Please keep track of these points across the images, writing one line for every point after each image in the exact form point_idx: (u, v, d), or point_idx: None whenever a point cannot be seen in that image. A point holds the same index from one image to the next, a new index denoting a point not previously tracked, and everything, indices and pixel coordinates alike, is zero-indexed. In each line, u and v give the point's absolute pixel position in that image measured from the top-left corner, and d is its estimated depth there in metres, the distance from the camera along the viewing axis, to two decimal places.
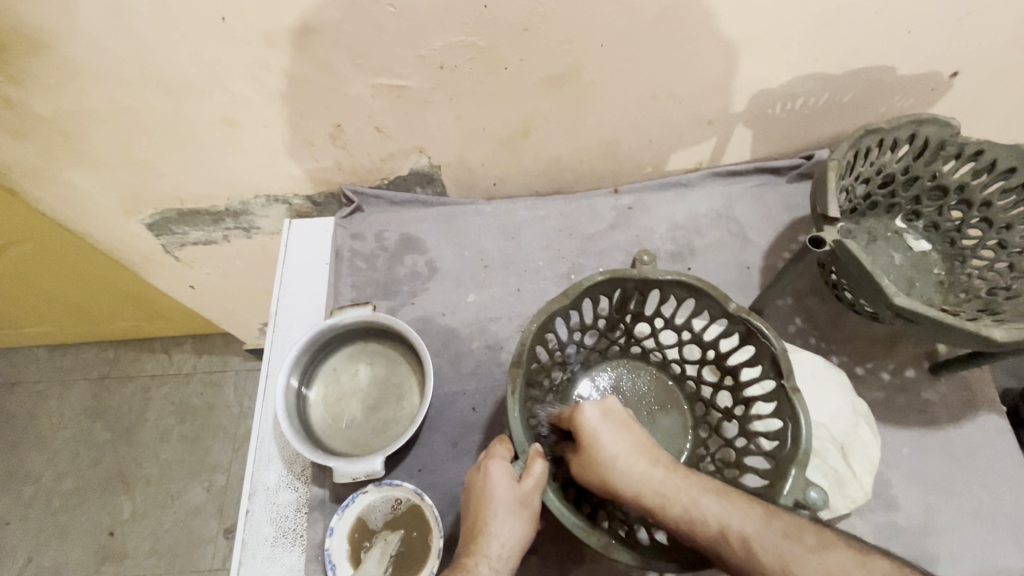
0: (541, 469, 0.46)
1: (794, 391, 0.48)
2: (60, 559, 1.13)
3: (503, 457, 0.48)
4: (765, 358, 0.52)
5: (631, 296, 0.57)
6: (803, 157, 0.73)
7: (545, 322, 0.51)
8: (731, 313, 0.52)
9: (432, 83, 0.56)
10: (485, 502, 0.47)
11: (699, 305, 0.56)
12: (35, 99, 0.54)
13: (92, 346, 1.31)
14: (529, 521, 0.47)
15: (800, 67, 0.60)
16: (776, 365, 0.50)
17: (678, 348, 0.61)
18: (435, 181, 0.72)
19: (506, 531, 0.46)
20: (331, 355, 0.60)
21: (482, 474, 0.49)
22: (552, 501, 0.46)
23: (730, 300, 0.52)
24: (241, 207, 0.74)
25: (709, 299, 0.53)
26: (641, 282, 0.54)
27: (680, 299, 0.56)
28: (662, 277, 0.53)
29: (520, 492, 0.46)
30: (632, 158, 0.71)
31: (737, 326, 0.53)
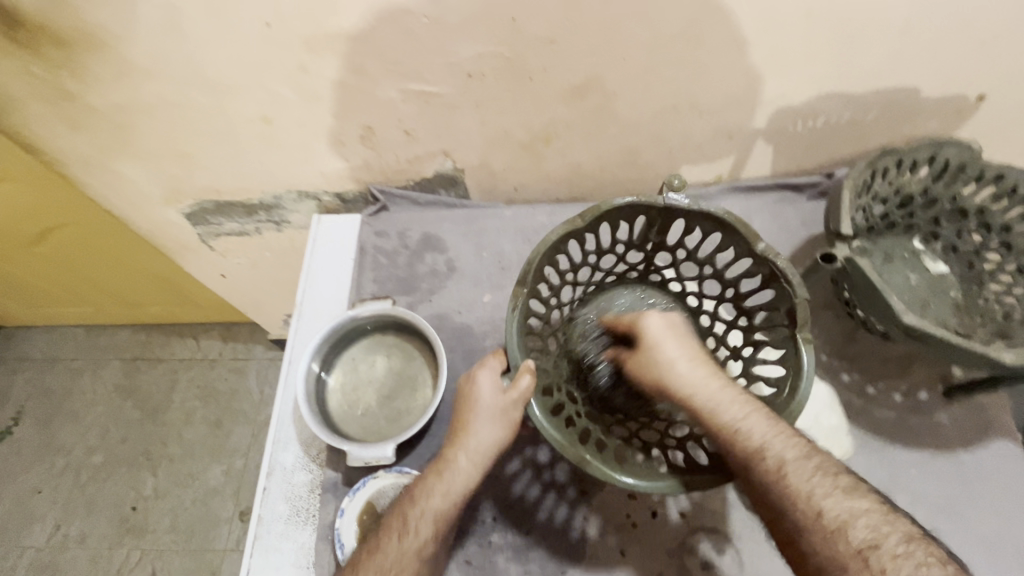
0: (527, 384, 0.47)
1: (804, 341, 0.49)
2: (86, 529, 1.18)
3: (494, 367, 0.50)
4: (783, 299, 0.52)
5: (653, 223, 0.58)
6: (824, 175, 0.73)
7: (553, 246, 0.51)
8: (758, 253, 0.52)
9: (459, 90, 0.59)
10: (469, 406, 0.50)
11: (725, 242, 0.56)
12: (94, 93, 0.58)
13: (126, 328, 1.38)
14: (508, 426, 0.49)
15: (822, 86, 0.60)
16: (791, 315, 0.51)
17: (698, 279, 0.63)
18: (459, 183, 0.74)
19: (484, 433, 0.49)
20: (351, 345, 0.63)
21: (471, 378, 0.51)
22: (536, 413, 0.47)
23: (759, 240, 0.52)
24: (273, 201, 0.78)
25: (733, 234, 0.54)
26: (665, 211, 0.55)
27: (705, 232, 0.57)
28: (685, 208, 0.53)
29: (505, 398, 0.48)
30: (651, 168, 0.73)
31: (761, 268, 0.54)
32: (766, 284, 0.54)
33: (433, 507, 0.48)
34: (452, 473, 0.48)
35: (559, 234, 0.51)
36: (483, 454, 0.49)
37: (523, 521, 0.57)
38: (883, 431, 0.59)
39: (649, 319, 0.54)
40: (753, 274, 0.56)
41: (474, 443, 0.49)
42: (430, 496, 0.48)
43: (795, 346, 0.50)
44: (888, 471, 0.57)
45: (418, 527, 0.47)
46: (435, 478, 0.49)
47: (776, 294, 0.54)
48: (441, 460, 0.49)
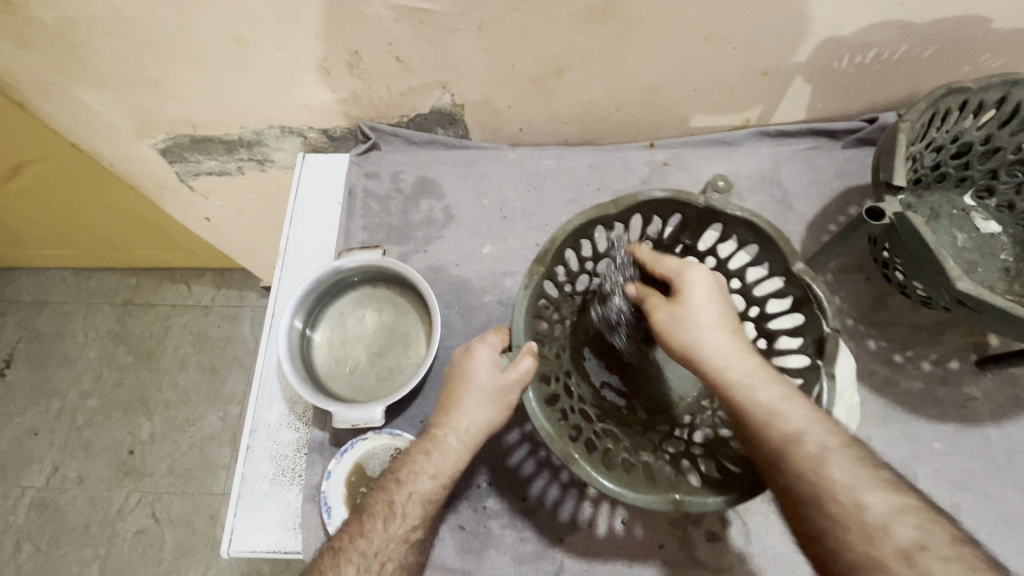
0: (528, 366, 0.44)
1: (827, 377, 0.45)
2: (85, 471, 1.19)
3: (492, 345, 0.47)
4: (810, 329, 0.48)
5: (688, 224, 0.54)
6: (865, 120, 0.65)
7: (579, 231, 0.49)
8: (794, 273, 0.47)
9: (459, 8, 0.51)
10: (465, 382, 0.47)
11: (760, 256, 0.51)
12: (37, 4, 0.50)
13: (115, 272, 1.33)
14: (502, 408, 0.46)
15: (879, 13, 0.52)
16: (819, 345, 0.46)
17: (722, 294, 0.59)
18: (458, 122, 0.67)
19: (476, 412, 0.46)
20: (338, 299, 0.58)
21: (469, 352, 0.48)
22: (530, 399, 0.44)
23: (797, 259, 0.47)
24: (255, 137, 0.71)
25: (771, 249, 0.49)
26: (704, 210, 0.51)
27: (741, 241, 0.52)
28: (726, 210, 0.49)
29: (501, 381, 0.45)
30: (673, 109, 0.65)
31: (793, 290, 0.49)
32: (795, 310, 0.50)
33: (420, 491, 0.45)
34: (442, 453, 0.45)
35: (588, 219, 0.48)
36: (472, 431, 0.46)
37: (519, 486, 0.54)
38: (908, 403, 0.55)
39: (689, 275, 0.47)
40: (782, 296, 0.51)
41: (465, 421, 0.46)
42: (417, 478, 0.45)
43: (818, 374, 0.46)
44: (910, 444, 0.53)
45: (404, 513, 0.44)
46: (423, 457, 0.45)
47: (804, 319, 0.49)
48: (430, 439, 0.46)
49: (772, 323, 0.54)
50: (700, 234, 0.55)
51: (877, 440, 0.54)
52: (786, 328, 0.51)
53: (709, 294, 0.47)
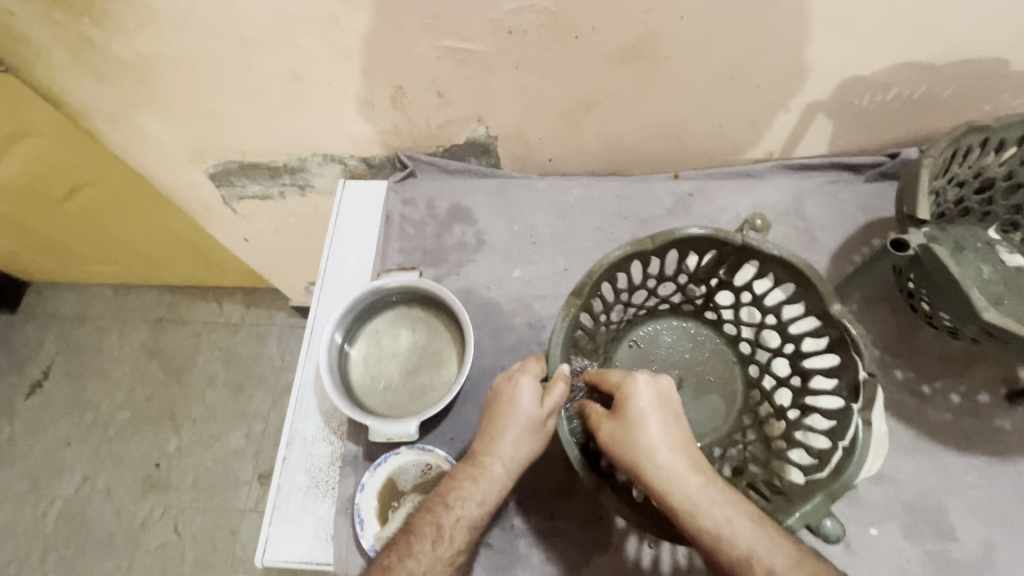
0: (560, 394, 0.46)
1: (859, 418, 0.46)
2: (112, 483, 1.21)
3: (535, 374, 0.48)
4: (848, 372, 0.49)
5: (728, 260, 0.56)
6: (887, 155, 0.67)
7: (616, 262, 0.51)
8: (832, 315, 0.49)
9: (498, 49, 0.55)
10: (508, 411, 0.48)
11: (797, 292, 0.53)
12: (118, 43, 0.55)
13: (151, 289, 1.39)
14: (542, 438, 0.48)
15: (898, 55, 0.54)
16: (856, 387, 0.48)
17: (756, 329, 0.60)
18: (491, 152, 0.71)
19: (518, 444, 0.47)
20: (375, 317, 0.60)
21: (508, 382, 0.49)
22: (563, 430, 0.47)
23: (834, 300, 0.49)
24: (299, 164, 0.75)
25: (809, 289, 0.51)
26: (742, 249, 0.53)
27: (778, 278, 0.54)
28: (763, 249, 0.52)
29: (544, 405, 0.47)
30: (698, 142, 0.68)
31: (831, 330, 0.50)
32: (832, 350, 0.51)
33: (468, 516, 0.46)
34: (489, 480, 0.46)
35: (628, 250, 0.51)
36: (516, 461, 0.47)
37: (547, 506, 0.55)
38: (938, 434, 0.55)
39: (636, 384, 0.46)
40: (819, 335, 0.52)
41: (504, 452, 0.47)
42: (464, 503, 0.46)
43: (851, 416, 0.46)
44: (941, 477, 0.53)
45: (451, 536, 0.45)
46: (470, 484, 0.46)
47: (841, 361, 0.50)
48: (476, 467, 0.47)
49: (807, 362, 0.55)
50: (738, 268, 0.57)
51: (908, 471, 0.53)
52: (823, 368, 0.52)
53: (661, 408, 0.46)
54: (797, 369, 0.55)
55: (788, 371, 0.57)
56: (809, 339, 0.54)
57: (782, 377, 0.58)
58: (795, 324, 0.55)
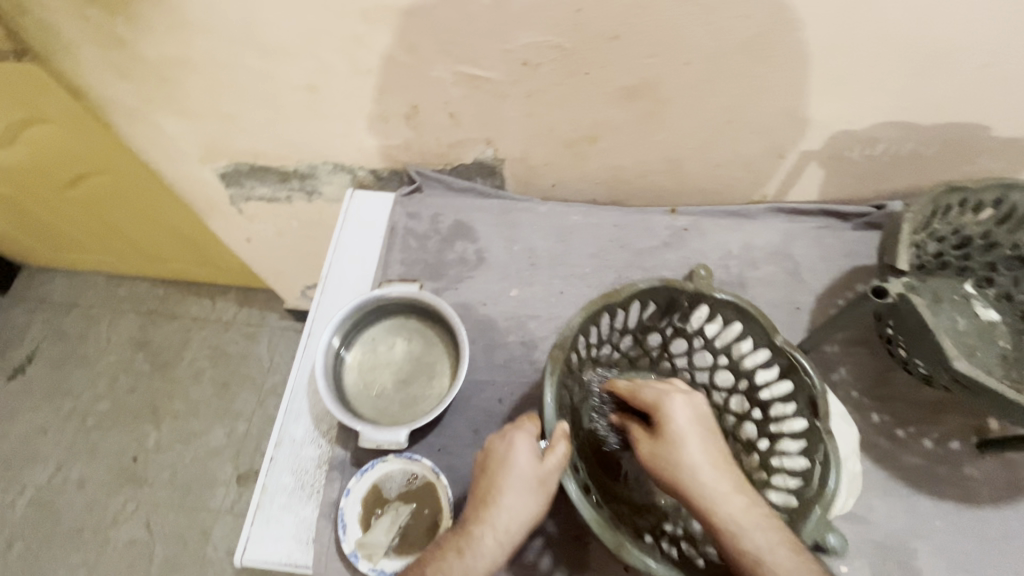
0: (563, 451, 0.47)
1: (827, 435, 0.48)
2: (86, 474, 1.20)
3: (530, 433, 0.49)
4: (803, 393, 0.51)
5: (676, 307, 0.58)
6: (874, 206, 0.70)
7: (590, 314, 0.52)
8: (777, 346, 0.52)
9: (511, 78, 0.57)
10: (504, 472, 0.47)
11: (744, 331, 0.56)
12: (145, 44, 0.57)
13: (145, 281, 1.39)
14: (541, 500, 0.47)
15: (886, 113, 0.58)
16: (814, 405, 0.50)
17: (710, 371, 0.61)
18: (496, 173, 0.73)
19: (518, 506, 0.46)
20: (372, 326, 0.62)
21: (503, 444, 0.49)
22: (570, 489, 0.47)
23: (777, 332, 0.52)
24: (308, 170, 0.77)
25: (755, 326, 0.54)
26: (692, 297, 0.55)
27: (725, 320, 0.57)
28: (713, 295, 0.54)
29: (542, 468, 0.47)
30: (696, 179, 0.71)
31: (780, 359, 0.53)
32: (784, 377, 0.53)
33: None
34: (477, 553, 0.45)
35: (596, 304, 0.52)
36: (512, 528, 0.46)
37: None
38: (909, 477, 0.57)
39: (674, 400, 0.49)
40: (770, 365, 0.55)
41: (502, 520, 0.46)
42: None
43: (817, 433, 0.49)
44: (910, 518, 0.55)
45: None
46: (460, 556, 0.46)
47: (792, 388, 0.53)
48: (465, 536, 0.47)
49: (762, 393, 0.56)
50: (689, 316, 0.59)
51: (879, 511, 0.55)
52: (780, 396, 0.54)
53: (700, 420, 0.49)
54: (755, 403, 0.57)
55: (747, 406, 0.58)
56: (760, 373, 0.56)
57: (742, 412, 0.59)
58: (747, 360, 0.57)
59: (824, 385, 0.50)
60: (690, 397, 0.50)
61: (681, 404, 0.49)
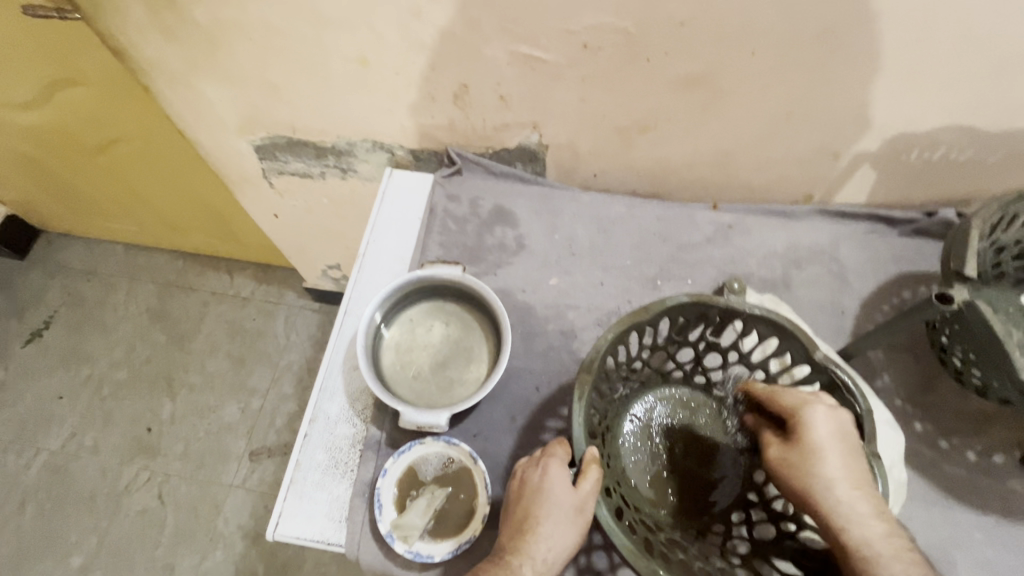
0: (597, 475, 0.46)
1: (872, 456, 0.47)
2: (100, 441, 1.20)
3: (561, 458, 0.49)
4: (844, 412, 0.50)
5: (710, 322, 0.56)
6: (924, 213, 0.69)
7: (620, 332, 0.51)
8: (816, 361, 0.51)
9: (569, 60, 0.56)
10: (539, 502, 0.47)
11: (782, 345, 0.55)
12: (197, 7, 0.56)
13: (164, 253, 1.38)
14: (580, 529, 0.47)
15: (951, 116, 0.56)
16: (857, 425, 0.49)
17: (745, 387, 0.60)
18: (539, 159, 0.72)
19: (555, 535, 0.46)
20: (411, 306, 0.61)
21: (538, 469, 0.49)
22: (602, 515, 0.46)
23: (816, 347, 0.51)
24: (346, 147, 0.76)
25: (794, 341, 0.53)
26: (727, 313, 0.53)
27: (761, 334, 0.55)
28: (748, 311, 0.52)
29: (577, 494, 0.46)
30: (743, 176, 0.69)
31: (821, 375, 0.52)
32: (825, 394, 0.52)
33: None
34: None
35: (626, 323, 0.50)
36: (551, 560, 0.46)
37: None
38: (952, 489, 0.56)
39: (815, 412, 0.47)
40: (811, 381, 0.53)
41: (540, 552, 0.46)
42: None
43: (862, 454, 0.48)
44: (951, 530, 0.54)
45: None
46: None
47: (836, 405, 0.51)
48: (503, 566, 0.45)
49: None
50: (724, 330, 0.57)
51: (919, 521, 0.54)
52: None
53: (842, 440, 0.46)
54: None
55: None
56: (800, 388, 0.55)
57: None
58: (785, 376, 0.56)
59: (870, 404, 0.48)
60: (830, 404, 0.48)
61: (825, 423, 0.46)
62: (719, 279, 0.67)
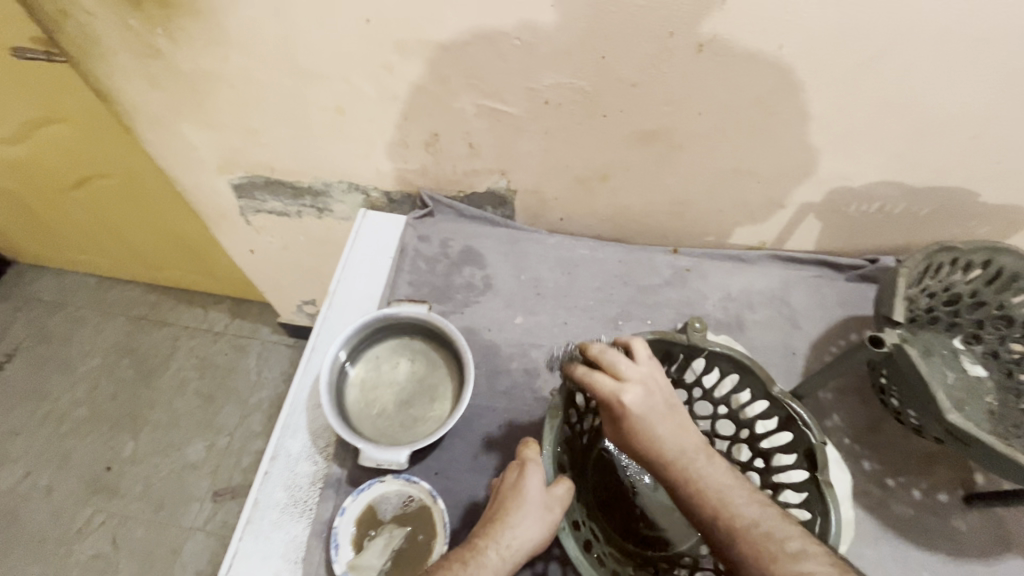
0: (563, 491, 0.48)
1: (826, 485, 0.48)
2: (55, 482, 1.15)
3: (537, 461, 0.50)
4: (800, 443, 0.52)
5: (675, 360, 0.59)
6: (867, 260, 0.73)
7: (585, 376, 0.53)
8: (773, 396, 0.53)
9: (532, 115, 0.60)
10: (514, 495, 0.48)
11: (741, 381, 0.57)
12: (180, 56, 0.59)
13: (137, 287, 1.37)
14: (548, 528, 0.46)
15: (884, 172, 0.62)
16: (812, 456, 0.50)
17: (711, 421, 0.62)
18: (507, 204, 0.75)
19: (523, 527, 0.46)
20: (378, 343, 0.62)
21: (516, 470, 0.50)
22: (571, 547, 0.48)
23: (774, 383, 0.54)
24: (322, 188, 0.79)
25: (752, 376, 0.55)
26: (689, 348, 0.56)
27: (723, 371, 0.58)
28: (708, 348, 0.56)
29: (549, 495, 0.48)
30: (699, 223, 0.73)
31: (778, 410, 0.54)
32: (783, 428, 0.54)
33: None
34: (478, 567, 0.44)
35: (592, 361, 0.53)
36: (511, 544, 0.45)
37: None
38: (899, 528, 0.57)
39: (628, 366, 0.47)
40: (769, 416, 0.56)
41: (507, 534, 0.46)
42: None
43: (817, 484, 0.49)
44: (900, 569, 0.55)
45: None
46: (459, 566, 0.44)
47: (792, 438, 0.53)
48: (468, 550, 0.45)
49: (763, 443, 0.57)
50: (688, 366, 0.60)
51: (870, 561, 0.55)
52: (780, 445, 0.55)
53: (658, 409, 0.46)
54: (757, 453, 0.57)
55: (749, 457, 0.59)
56: (761, 423, 0.57)
57: (745, 463, 0.59)
58: (746, 411, 0.58)
59: (823, 437, 0.50)
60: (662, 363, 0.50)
61: (635, 393, 0.46)
62: (677, 321, 0.70)
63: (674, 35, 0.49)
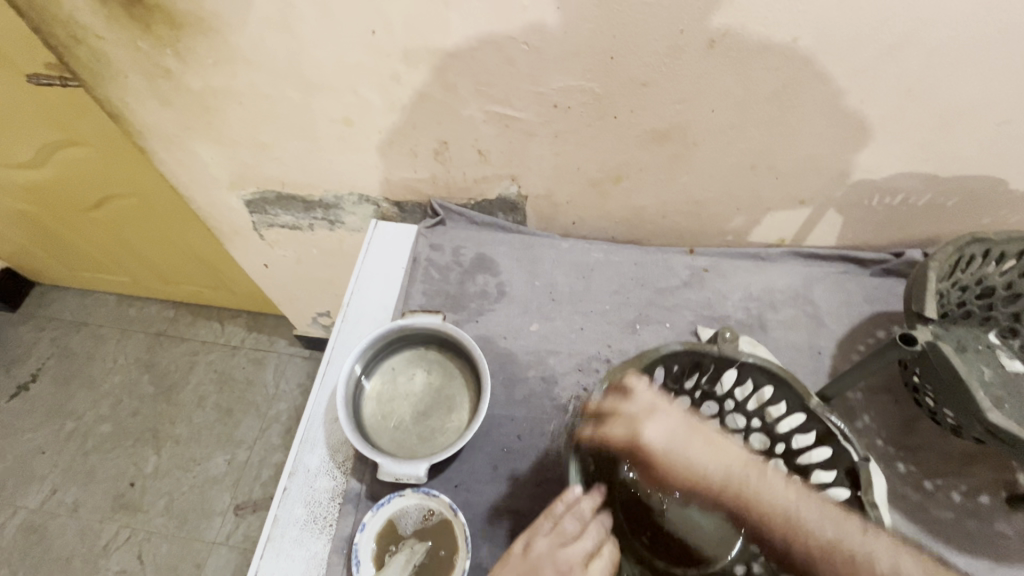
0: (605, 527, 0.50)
1: (872, 507, 0.47)
2: (80, 499, 1.16)
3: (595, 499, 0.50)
4: (842, 460, 0.50)
5: (706, 370, 0.57)
6: (892, 254, 0.71)
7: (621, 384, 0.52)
8: (812, 409, 0.51)
9: (542, 119, 0.59)
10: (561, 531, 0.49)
11: (776, 393, 0.55)
12: (190, 74, 0.59)
13: (156, 303, 1.39)
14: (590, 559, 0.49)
15: (907, 163, 0.60)
16: (855, 476, 0.49)
17: (742, 434, 0.60)
18: (519, 210, 0.74)
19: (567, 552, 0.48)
20: (394, 355, 0.61)
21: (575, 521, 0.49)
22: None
23: (811, 396, 0.52)
24: (334, 200, 0.79)
25: (789, 389, 0.53)
26: (720, 358, 0.55)
27: (756, 382, 0.56)
28: (744, 358, 0.54)
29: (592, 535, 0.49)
30: (716, 222, 0.72)
31: (816, 424, 0.52)
32: (822, 444, 0.52)
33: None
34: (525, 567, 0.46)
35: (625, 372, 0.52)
36: (571, 565, 0.46)
37: None
38: (939, 533, 0.55)
39: (635, 409, 0.48)
40: (806, 430, 0.54)
41: (565, 553, 0.46)
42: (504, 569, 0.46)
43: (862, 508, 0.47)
44: None
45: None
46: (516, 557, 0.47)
47: (831, 455, 0.51)
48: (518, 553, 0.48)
49: (800, 458, 0.55)
50: (718, 377, 0.58)
51: None
52: (817, 462, 0.53)
53: (680, 435, 0.48)
54: (793, 468, 0.55)
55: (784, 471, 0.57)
56: (797, 437, 0.55)
57: None
58: (780, 424, 0.56)
59: (868, 455, 0.48)
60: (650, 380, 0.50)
61: (654, 429, 0.47)
62: (697, 323, 0.68)
63: (685, 32, 0.48)
